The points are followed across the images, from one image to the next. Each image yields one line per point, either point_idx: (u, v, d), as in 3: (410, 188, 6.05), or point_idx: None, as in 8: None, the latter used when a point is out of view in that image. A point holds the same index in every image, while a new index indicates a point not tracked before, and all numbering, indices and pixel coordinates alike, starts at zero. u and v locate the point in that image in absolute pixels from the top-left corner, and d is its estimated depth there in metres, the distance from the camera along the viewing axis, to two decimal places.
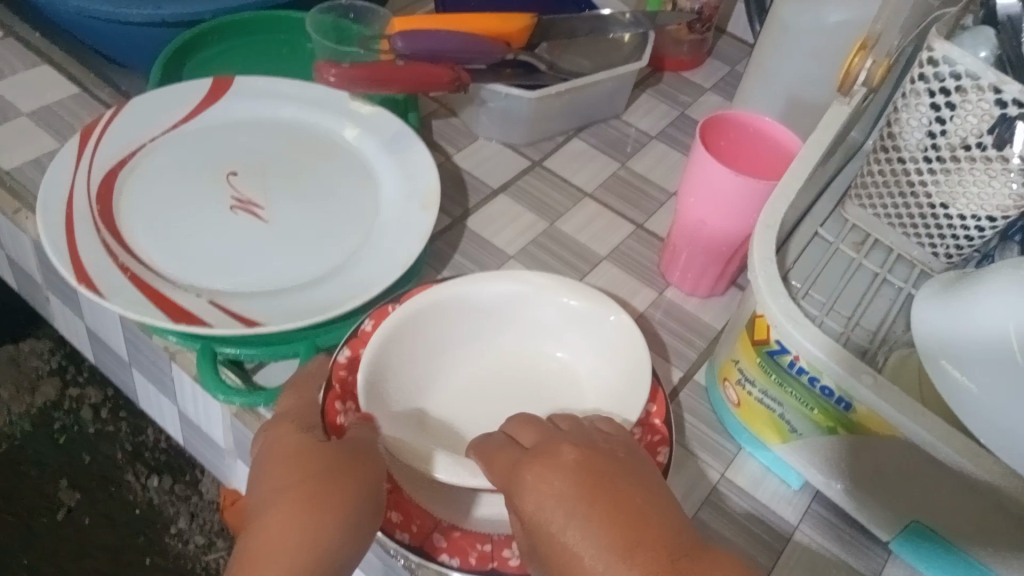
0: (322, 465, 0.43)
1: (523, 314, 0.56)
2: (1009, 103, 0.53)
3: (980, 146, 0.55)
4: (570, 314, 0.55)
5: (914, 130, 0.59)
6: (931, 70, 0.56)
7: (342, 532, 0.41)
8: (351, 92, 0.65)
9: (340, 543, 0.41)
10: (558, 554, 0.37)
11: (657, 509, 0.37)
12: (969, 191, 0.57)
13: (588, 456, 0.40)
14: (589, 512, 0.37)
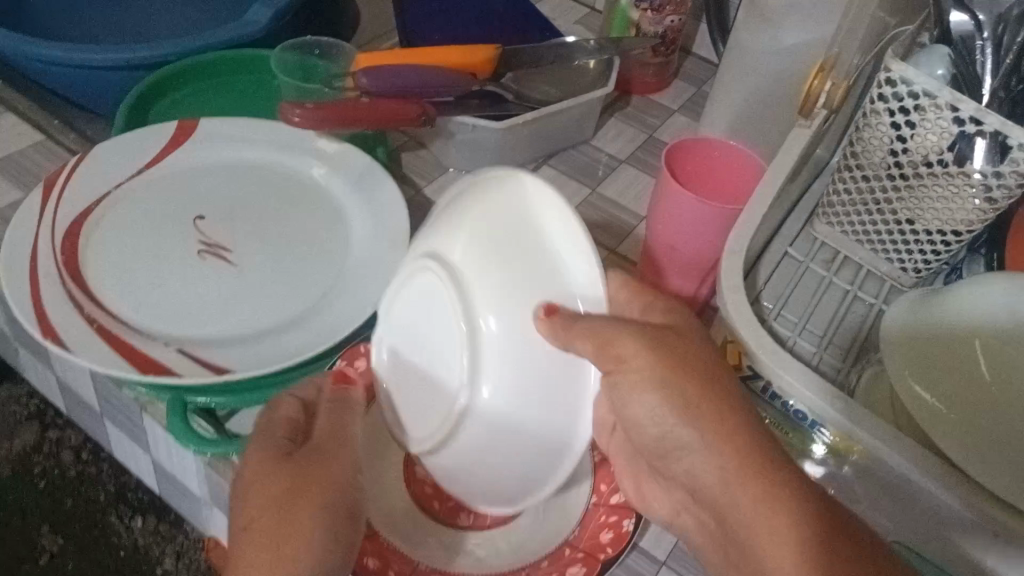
0: (309, 479, 0.45)
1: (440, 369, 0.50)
2: (966, 121, 0.53)
3: (941, 163, 0.56)
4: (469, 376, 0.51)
5: (876, 149, 0.59)
6: (890, 89, 0.56)
7: (323, 522, 0.44)
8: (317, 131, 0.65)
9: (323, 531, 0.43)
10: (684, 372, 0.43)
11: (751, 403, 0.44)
12: (933, 206, 0.58)
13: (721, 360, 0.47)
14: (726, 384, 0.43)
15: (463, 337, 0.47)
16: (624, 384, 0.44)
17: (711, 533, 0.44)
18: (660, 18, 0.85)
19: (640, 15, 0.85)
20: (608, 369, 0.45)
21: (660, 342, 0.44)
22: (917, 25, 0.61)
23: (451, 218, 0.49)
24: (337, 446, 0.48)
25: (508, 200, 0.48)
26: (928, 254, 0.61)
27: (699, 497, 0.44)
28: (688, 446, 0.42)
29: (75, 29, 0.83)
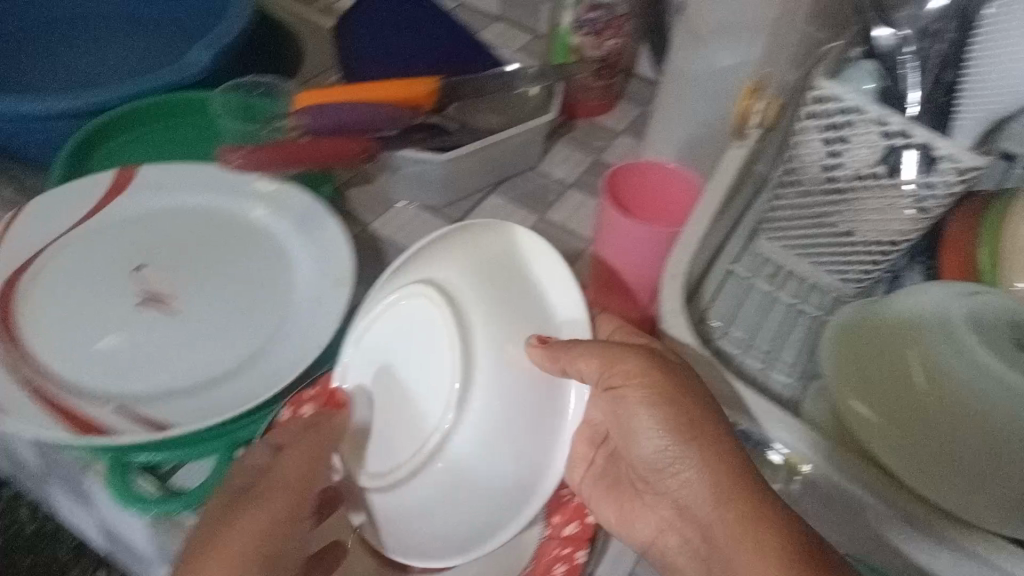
0: (242, 523, 0.46)
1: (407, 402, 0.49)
2: (894, 134, 0.54)
3: (873, 176, 0.57)
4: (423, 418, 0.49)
5: (811, 164, 0.60)
6: (820, 107, 0.57)
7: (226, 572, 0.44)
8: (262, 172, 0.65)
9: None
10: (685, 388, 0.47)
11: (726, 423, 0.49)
12: (869, 218, 0.59)
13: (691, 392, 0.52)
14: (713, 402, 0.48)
15: (455, 355, 0.46)
16: (628, 404, 0.48)
17: (697, 548, 0.47)
18: (600, 42, 0.86)
19: (581, 40, 0.86)
20: (613, 388, 0.48)
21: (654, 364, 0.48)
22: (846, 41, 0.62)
23: (441, 251, 0.53)
24: (286, 494, 0.47)
25: (495, 241, 0.54)
26: (869, 264, 0.62)
27: (687, 515, 0.47)
28: (688, 460, 0.46)
29: (13, 79, 0.82)
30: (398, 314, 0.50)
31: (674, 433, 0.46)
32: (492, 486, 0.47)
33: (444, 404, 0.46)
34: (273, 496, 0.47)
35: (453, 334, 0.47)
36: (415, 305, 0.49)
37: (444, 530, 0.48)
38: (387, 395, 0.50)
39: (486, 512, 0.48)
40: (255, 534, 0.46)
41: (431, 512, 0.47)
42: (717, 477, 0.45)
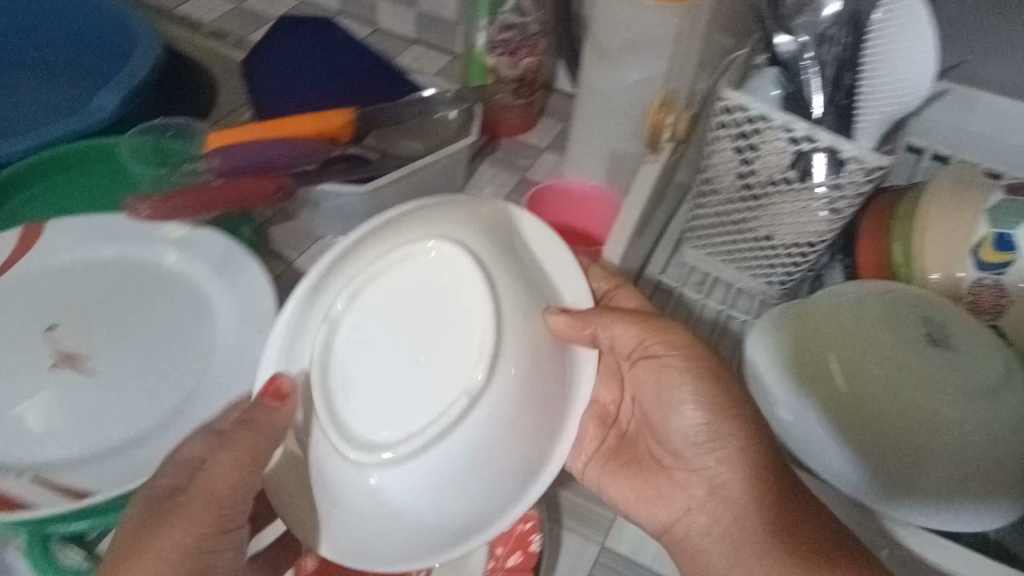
0: (171, 530, 0.45)
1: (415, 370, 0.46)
2: (801, 140, 0.55)
3: (785, 180, 0.58)
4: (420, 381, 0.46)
5: (726, 173, 0.61)
6: (729, 116, 0.58)
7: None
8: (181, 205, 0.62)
9: None
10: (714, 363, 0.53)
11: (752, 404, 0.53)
12: (785, 222, 0.60)
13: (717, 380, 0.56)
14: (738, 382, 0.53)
15: (487, 313, 0.45)
16: (669, 375, 0.53)
17: (714, 529, 0.51)
18: (516, 62, 0.86)
19: (496, 61, 0.86)
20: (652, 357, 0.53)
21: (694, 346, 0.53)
22: (751, 48, 0.63)
23: (443, 211, 0.51)
24: (211, 511, 0.46)
25: (501, 214, 0.54)
26: (788, 267, 0.64)
27: (717, 494, 0.51)
28: (724, 440, 0.51)
29: None
30: (407, 274, 0.48)
31: (714, 408, 0.51)
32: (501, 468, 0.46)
33: (477, 361, 0.44)
34: (193, 510, 0.46)
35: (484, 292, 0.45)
36: (434, 263, 0.47)
37: (424, 515, 0.46)
38: (378, 362, 0.47)
39: (482, 503, 0.46)
40: (177, 547, 0.45)
41: (414, 487, 0.45)
42: (747, 453, 0.50)
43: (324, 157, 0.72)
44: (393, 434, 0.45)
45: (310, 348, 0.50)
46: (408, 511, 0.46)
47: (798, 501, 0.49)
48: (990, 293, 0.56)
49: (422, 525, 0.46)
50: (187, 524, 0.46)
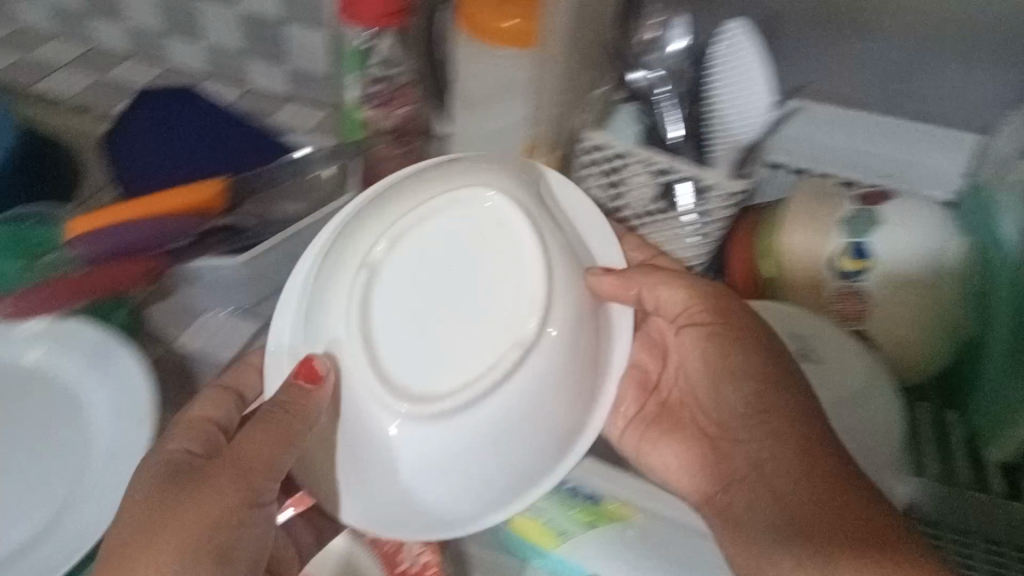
0: (199, 504, 0.49)
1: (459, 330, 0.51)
2: (665, 173, 0.58)
3: (655, 211, 0.60)
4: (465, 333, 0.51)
5: (601, 203, 0.63)
6: (595, 154, 0.60)
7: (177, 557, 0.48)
8: (71, 278, 0.65)
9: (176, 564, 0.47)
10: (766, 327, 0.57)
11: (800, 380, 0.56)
12: (659, 244, 0.63)
13: None
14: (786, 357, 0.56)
15: (540, 283, 0.50)
16: (716, 343, 0.58)
17: (760, 500, 0.54)
18: (389, 112, 0.85)
19: (370, 113, 0.85)
20: (709, 327, 0.58)
21: (724, 299, 0.58)
22: (611, 83, 0.63)
23: (475, 167, 0.54)
24: (240, 475, 0.51)
25: (530, 168, 0.58)
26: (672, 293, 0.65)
27: (765, 473, 0.54)
28: (781, 406, 0.54)
29: None
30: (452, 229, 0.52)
31: (762, 376, 0.55)
32: (532, 435, 0.51)
33: (529, 316, 0.50)
34: (221, 479, 0.50)
35: (540, 256, 0.50)
36: (486, 226, 0.52)
37: (435, 490, 0.51)
38: (429, 318, 0.51)
39: (499, 478, 0.52)
40: (210, 516, 0.49)
41: (446, 445, 0.49)
42: (794, 429, 0.53)
43: (197, 232, 0.70)
44: (438, 384, 0.49)
45: (346, 292, 0.51)
46: (424, 474, 0.51)
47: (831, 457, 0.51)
48: (849, 299, 0.60)
49: (437, 491, 0.51)
50: (204, 501, 0.50)
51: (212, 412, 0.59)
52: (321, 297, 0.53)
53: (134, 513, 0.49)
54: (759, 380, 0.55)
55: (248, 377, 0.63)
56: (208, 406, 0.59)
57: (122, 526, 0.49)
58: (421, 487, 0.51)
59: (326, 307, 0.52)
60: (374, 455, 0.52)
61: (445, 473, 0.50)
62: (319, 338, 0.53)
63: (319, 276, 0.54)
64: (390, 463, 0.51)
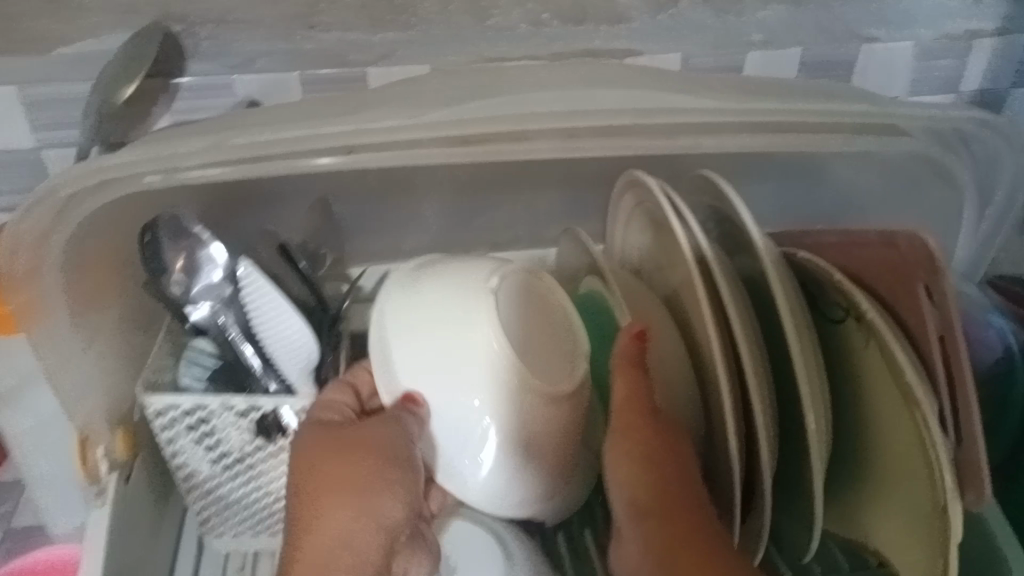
0: (365, 443, 0.47)
1: (521, 344, 0.49)
2: (248, 411, 0.51)
3: (259, 448, 0.53)
4: (528, 347, 0.49)
5: (201, 461, 0.54)
6: (165, 418, 0.52)
7: (375, 479, 0.46)
8: None
9: (375, 483, 0.46)
10: (656, 425, 0.48)
11: (680, 489, 0.46)
12: (281, 478, 0.55)
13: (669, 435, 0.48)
14: (670, 459, 0.47)
15: (561, 309, 0.53)
16: (622, 448, 0.47)
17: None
18: None
19: None
20: (621, 430, 0.48)
21: (629, 392, 0.48)
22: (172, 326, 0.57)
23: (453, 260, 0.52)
24: (384, 428, 0.47)
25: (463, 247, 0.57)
26: None
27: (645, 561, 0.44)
28: (683, 471, 0.46)
29: None
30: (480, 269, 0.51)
31: (655, 469, 0.46)
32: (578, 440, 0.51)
33: (573, 337, 0.52)
34: (378, 424, 0.47)
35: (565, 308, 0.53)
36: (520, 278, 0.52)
37: (508, 486, 0.49)
38: (510, 331, 0.48)
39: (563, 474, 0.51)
40: (383, 445, 0.46)
41: (535, 439, 0.48)
42: (673, 517, 0.44)
43: None
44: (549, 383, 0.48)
45: (467, 309, 0.48)
46: (499, 478, 0.49)
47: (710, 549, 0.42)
48: None
49: (509, 494, 0.50)
50: (371, 439, 0.46)
51: (344, 399, 0.50)
52: (398, 341, 0.49)
53: (299, 464, 0.47)
54: (649, 467, 0.46)
55: (364, 373, 0.52)
56: (339, 391, 0.51)
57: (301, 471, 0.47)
58: (483, 495, 0.50)
59: (436, 344, 0.48)
60: (454, 465, 0.49)
61: (520, 470, 0.49)
62: (429, 371, 0.48)
63: (432, 304, 0.49)
64: (469, 472, 0.49)
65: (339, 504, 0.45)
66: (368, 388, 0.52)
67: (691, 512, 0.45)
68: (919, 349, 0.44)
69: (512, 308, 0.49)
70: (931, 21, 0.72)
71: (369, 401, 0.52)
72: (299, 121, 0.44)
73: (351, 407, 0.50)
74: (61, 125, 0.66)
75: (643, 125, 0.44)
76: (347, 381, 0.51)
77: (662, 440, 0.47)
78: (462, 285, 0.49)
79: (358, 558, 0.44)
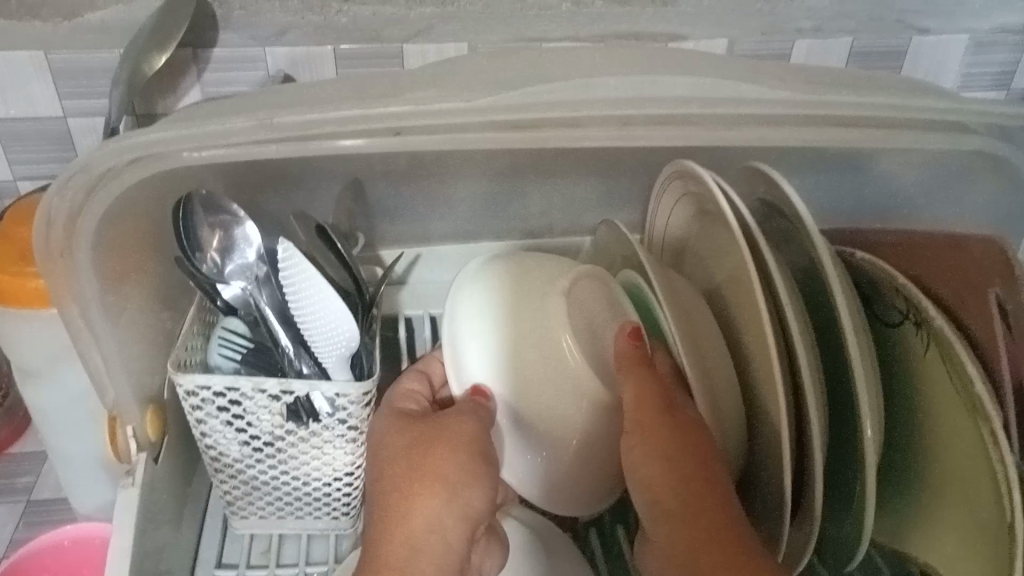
0: (450, 431, 0.46)
1: (583, 339, 0.51)
2: (281, 394, 0.50)
3: (291, 432, 0.52)
4: (589, 344, 0.51)
5: (231, 443, 0.53)
6: (196, 399, 0.51)
7: (463, 464, 0.45)
8: None
9: (462, 467, 0.45)
10: (685, 423, 0.45)
11: (715, 489, 0.43)
12: (312, 462, 0.54)
13: (696, 433, 0.44)
14: (701, 460, 0.44)
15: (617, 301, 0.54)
16: (645, 445, 0.45)
17: None
18: None
19: None
20: (641, 429, 0.45)
21: (656, 395, 0.46)
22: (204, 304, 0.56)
23: (520, 262, 0.55)
24: (468, 420, 0.47)
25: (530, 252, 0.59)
26: (346, 499, 0.57)
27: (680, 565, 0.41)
28: (717, 472, 0.44)
29: None
30: (542, 274, 0.54)
31: (688, 470, 0.43)
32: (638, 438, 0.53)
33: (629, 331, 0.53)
34: (462, 415, 0.47)
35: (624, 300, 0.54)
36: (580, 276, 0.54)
37: (570, 481, 0.51)
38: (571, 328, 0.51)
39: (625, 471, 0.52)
40: (469, 434, 0.46)
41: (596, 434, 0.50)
42: (704, 519, 0.42)
43: None
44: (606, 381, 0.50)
45: (530, 311, 0.52)
46: (561, 470, 0.51)
47: (751, 558, 0.40)
48: None
49: (573, 484, 0.51)
50: (455, 427, 0.47)
51: (419, 387, 0.53)
52: (468, 339, 0.51)
53: (383, 452, 0.47)
54: (676, 468, 0.43)
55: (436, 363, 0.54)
56: (415, 379, 0.53)
57: (384, 458, 0.47)
58: (546, 493, 0.51)
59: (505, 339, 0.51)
60: (519, 459, 0.51)
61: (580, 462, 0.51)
62: (500, 365, 0.50)
63: (498, 305, 0.52)
64: (531, 466, 0.51)
65: (426, 489, 0.44)
66: (439, 376, 0.54)
67: (720, 514, 0.42)
68: (984, 361, 0.44)
69: (573, 308, 0.52)
70: (989, 13, 0.69)
71: (441, 390, 0.54)
72: (342, 100, 0.43)
73: (424, 395, 0.52)
74: (90, 95, 0.64)
75: (704, 115, 0.43)
76: (422, 370, 0.54)
77: (696, 440, 0.44)
78: (525, 291, 0.53)
79: (446, 547, 0.43)
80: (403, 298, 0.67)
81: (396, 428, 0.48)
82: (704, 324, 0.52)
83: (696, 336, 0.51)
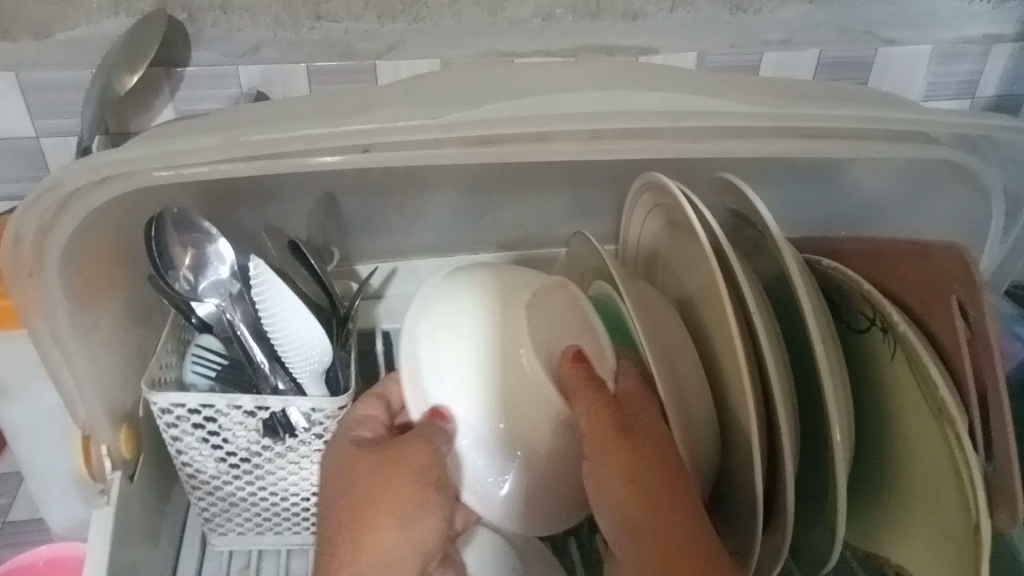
0: (411, 456, 0.47)
1: (542, 356, 0.50)
2: (257, 410, 0.50)
3: (267, 447, 0.52)
4: (549, 360, 0.50)
5: (208, 459, 0.53)
6: (171, 416, 0.50)
7: (419, 492, 0.46)
8: None
9: (418, 496, 0.46)
10: (648, 444, 0.45)
11: (679, 509, 0.44)
12: (290, 477, 0.54)
13: (663, 453, 0.45)
14: (665, 481, 0.44)
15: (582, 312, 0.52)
16: (612, 463, 0.45)
17: None
18: None
19: None
20: (611, 450, 0.45)
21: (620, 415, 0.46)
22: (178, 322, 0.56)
23: (484, 275, 0.54)
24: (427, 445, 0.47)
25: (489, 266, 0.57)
26: None
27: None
28: (682, 492, 0.44)
29: None
30: (504, 286, 0.53)
31: (654, 490, 0.44)
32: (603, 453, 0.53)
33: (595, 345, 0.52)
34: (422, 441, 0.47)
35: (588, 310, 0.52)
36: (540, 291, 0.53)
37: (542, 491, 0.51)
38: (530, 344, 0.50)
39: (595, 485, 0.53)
40: (428, 461, 0.47)
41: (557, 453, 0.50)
42: (666, 541, 0.42)
43: None
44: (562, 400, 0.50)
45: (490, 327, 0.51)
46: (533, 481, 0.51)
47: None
48: None
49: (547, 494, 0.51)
50: (416, 452, 0.47)
51: (377, 413, 0.51)
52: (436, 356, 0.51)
53: (348, 476, 0.47)
54: (640, 491, 0.44)
55: (396, 385, 0.52)
56: (372, 402, 0.51)
57: (349, 483, 0.47)
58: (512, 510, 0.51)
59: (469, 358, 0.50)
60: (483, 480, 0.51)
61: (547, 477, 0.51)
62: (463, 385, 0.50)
63: (460, 322, 0.51)
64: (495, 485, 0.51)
65: (384, 519, 0.45)
66: (399, 399, 0.52)
67: (682, 534, 0.43)
68: (950, 366, 0.44)
69: (533, 323, 0.51)
70: (952, 24, 0.70)
71: (398, 415, 0.52)
72: (312, 116, 0.43)
73: (382, 421, 0.50)
74: (61, 112, 0.64)
75: (671, 127, 0.44)
76: (379, 395, 0.52)
77: (661, 461, 0.45)
78: (486, 305, 0.52)
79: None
80: (380, 311, 0.66)
81: (360, 452, 0.47)
82: (674, 335, 0.53)
83: (664, 350, 0.51)
